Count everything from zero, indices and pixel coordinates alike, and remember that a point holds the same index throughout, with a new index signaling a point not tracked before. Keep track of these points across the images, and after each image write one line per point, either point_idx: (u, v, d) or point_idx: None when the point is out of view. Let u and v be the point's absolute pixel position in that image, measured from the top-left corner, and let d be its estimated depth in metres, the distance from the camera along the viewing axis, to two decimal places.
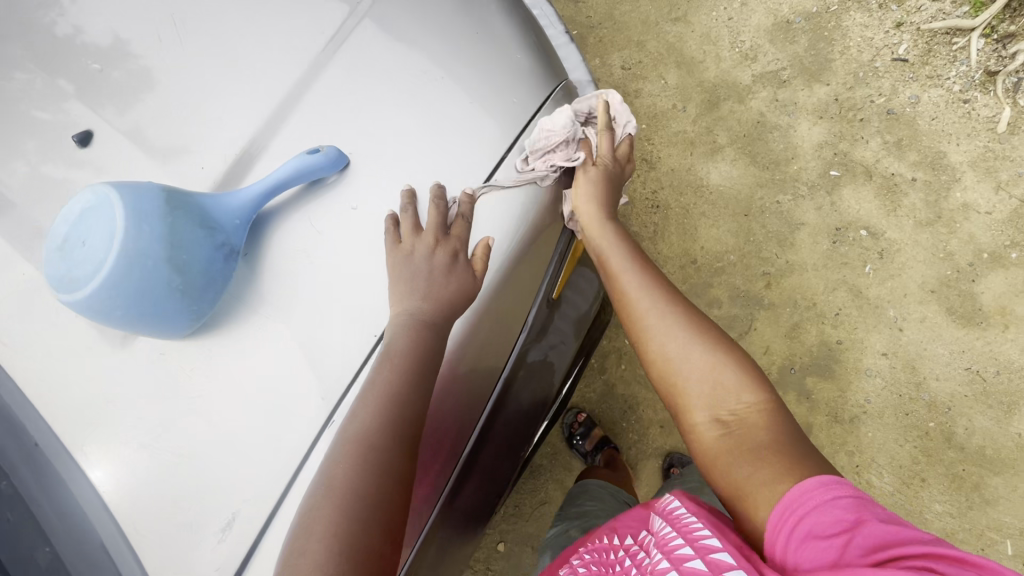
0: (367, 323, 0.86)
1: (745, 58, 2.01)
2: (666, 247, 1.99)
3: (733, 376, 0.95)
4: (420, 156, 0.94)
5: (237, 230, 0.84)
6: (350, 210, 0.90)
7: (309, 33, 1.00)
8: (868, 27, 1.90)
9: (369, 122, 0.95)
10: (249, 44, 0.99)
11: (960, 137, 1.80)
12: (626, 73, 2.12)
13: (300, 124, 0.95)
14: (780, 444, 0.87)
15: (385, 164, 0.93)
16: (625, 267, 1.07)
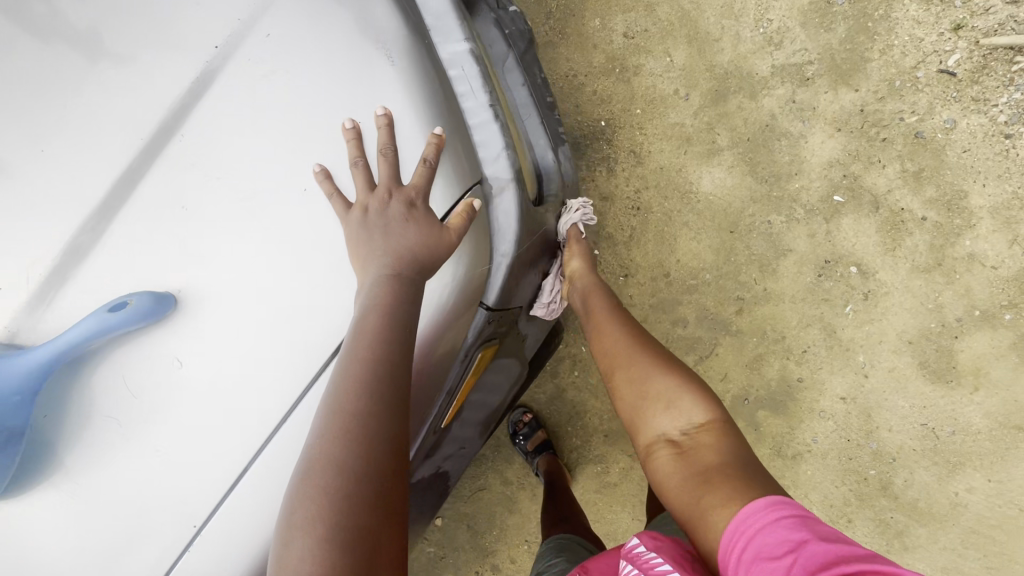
0: (192, 502, 0.77)
1: (768, 43, 1.70)
2: (640, 255, 1.83)
3: (686, 396, 1.03)
4: (271, 290, 0.77)
5: (17, 406, 0.72)
6: (174, 364, 0.76)
7: (165, 83, 0.79)
8: (920, 24, 1.58)
9: (210, 239, 0.77)
10: (90, 85, 0.78)
11: (989, 178, 1.57)
12: (627, 43, 1.81)
13: (123, 234, 0.77)
14: (729, 464, 0.91)
15: (224, 305, 0.76)
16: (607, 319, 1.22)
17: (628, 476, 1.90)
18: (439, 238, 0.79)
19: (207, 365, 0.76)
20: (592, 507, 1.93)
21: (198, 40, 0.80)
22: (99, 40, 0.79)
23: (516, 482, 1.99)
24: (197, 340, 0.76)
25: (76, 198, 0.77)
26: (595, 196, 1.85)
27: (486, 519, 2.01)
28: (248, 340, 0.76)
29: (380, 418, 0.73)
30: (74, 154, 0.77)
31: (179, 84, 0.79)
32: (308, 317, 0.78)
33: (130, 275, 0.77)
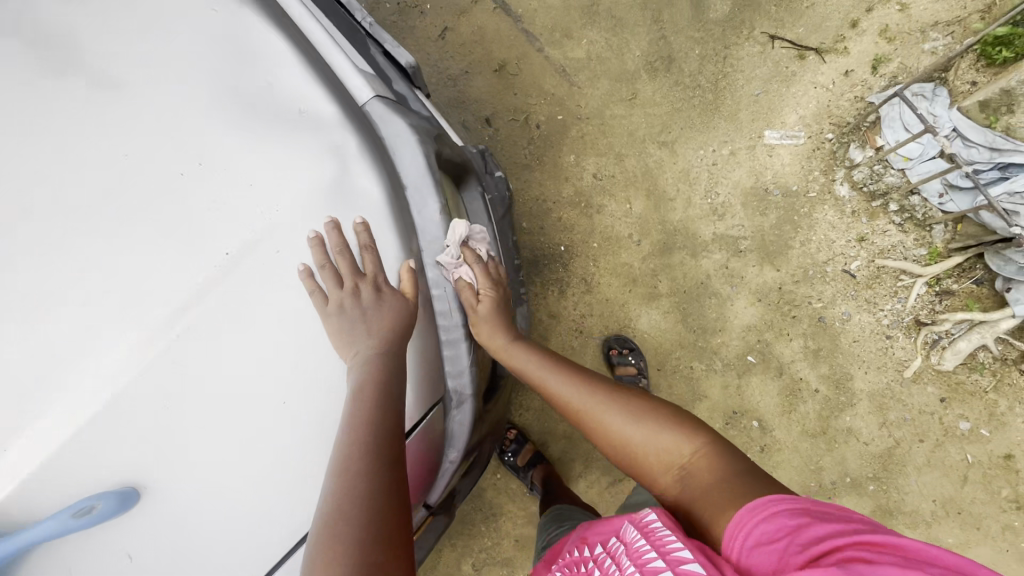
0: None
1: (712, 212, 1.94)
2: None
3: (664, 430, 1.01)
4: (232, 493, 0.87)
5: None
6: (123, 558, 0.84)
7: (175, 262, 0.87)
8: (834, 228, 1.87)
9: (187, 437, 0.85)
10: (106, 253, 0.86)
11: (870, 367, 1.85)
12: (596, 183, 1.99)
13: (94, 432, 0.82)
14: (727, 476, 0.89)
15: (183, 503, 0.85)
16: (548, 374, 1.18)
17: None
18: (401, 301, 0.98)
19: (164, 550, 0.85)
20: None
21: (207, 242, 0.88)
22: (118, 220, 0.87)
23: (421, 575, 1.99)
24: (147, 539, 0.84)
25: (54, 377, 0.81)
26: (543, 312, 1.97)
27: None
28: (206, 532, 0.86)
29: (374, 546, 0.72)
30: (65, 325, 0.83)
31: (180, 286, 0.86)
32: (264, 515, 0.89)
33: (100, 460, 0.82)
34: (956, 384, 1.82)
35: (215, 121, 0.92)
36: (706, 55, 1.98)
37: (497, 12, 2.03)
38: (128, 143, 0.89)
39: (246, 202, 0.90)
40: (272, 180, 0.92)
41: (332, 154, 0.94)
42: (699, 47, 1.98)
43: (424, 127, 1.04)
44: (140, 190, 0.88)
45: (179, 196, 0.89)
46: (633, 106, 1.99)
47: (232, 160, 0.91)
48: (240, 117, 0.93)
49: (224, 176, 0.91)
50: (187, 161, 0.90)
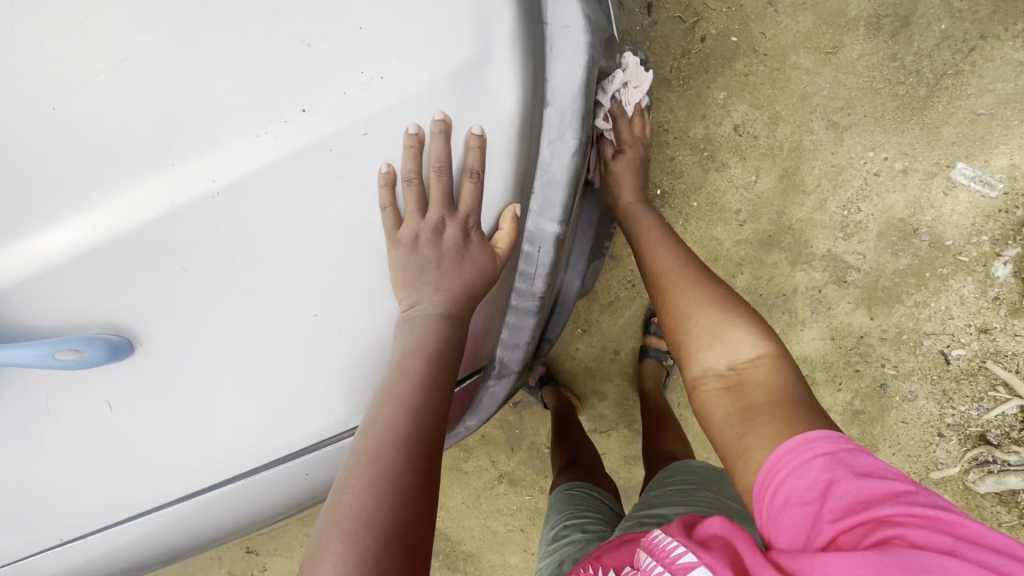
0: (71, 495, 0.84)
1: (840, 227, 1.65)
2: (608, 322, 1.85)
3: (735, 326, 0.95)
4: (235, 379, 0.80)
5: None
6: (103, 406, 0.78)
7: (236, 96, 0.71)
8: (962, 303, 1.61)
9: (199, 309, 0.76)
10: (158, 49, 0.69)
11: (901, 451, 1.72)
12: (732, 136, 1.66)
13: (105, 264, 0.72)
14: (782, 396, 0.83)
15: (178, 368, 0.78)
16: (660, 242, 1.18)
17: (479, 473, 2.03)
18: (486, 255, 0.82)
19: (144, 414, 0.80)
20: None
21: (287, 93, 0.71)
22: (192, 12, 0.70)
23: None
24: (129, 392, 0.78)
25: (73, 185, 0.70)
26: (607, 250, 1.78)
27: None
28: (193, 410, 0.81)
29: (387, 561, 0.62)
30: (92, 118, 0.69)
31: (240, 137, 0.72)
32: (255, 416, 0.83)
33: (102, 298, 0.73)
34: (974, 504, 1.68)
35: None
36: (949, 37, 1.53)
37: None
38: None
39: (351, 54, 0.72)
40: (393, 37, 0.72)
41: (476, 25, 0.74)
42: (947, 23, 1.53)
43: (597, 20, 0.85)
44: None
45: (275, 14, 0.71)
46: (825, 64, 1.59)
47: None
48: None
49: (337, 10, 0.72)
50: None
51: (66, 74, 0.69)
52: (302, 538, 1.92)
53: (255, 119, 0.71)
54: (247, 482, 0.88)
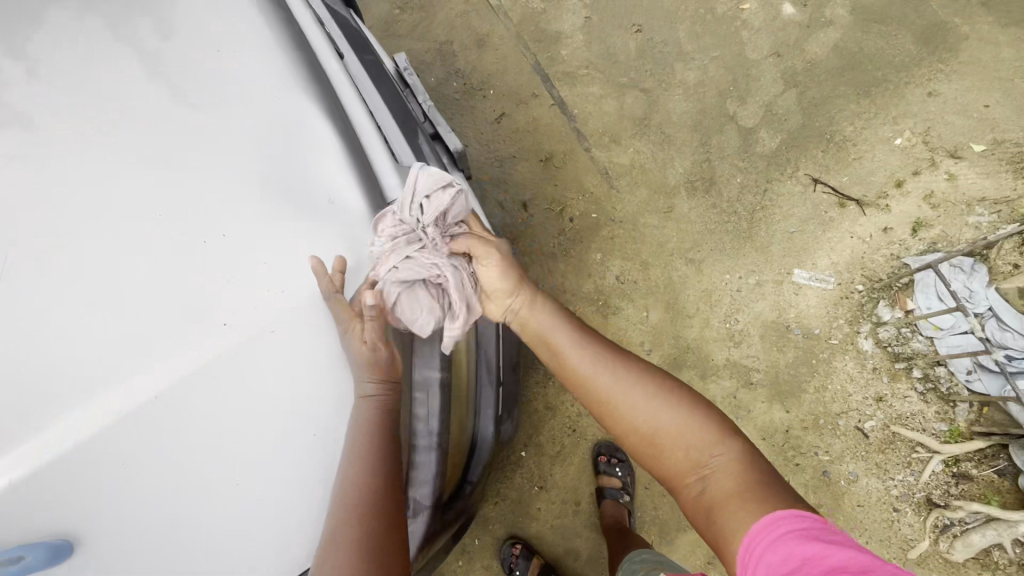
0: None
1: (729, 338, 1.91)
2: (561, 473, 1.90)
3: (678, 418, 0.99)
4: (172, 550, 0.90)
5: None
6: None
7: (163, 326, 0.88)
8: (852, 380, 1.82)
9: (116, 525, 0.87)
10: (103, 304, 0.88)
11: (871, 537, 1.73)
12: (616, 285, 2.00)
13: (44, 481, 0.82)
14: (742, 482, 0.90)
15: (114, 555, 0.87)
16: (576, 346, 1.12)
17: None
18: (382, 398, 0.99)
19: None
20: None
21: (174, 337, 0.88)
22: (98, 284, 0.88)
23: None
24: None
25: (22, 419, 0.83)
26: (541, 402, 1.92)
27: None
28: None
29: None
30: (51, 365, 0.85)
31: (134, 380, 0.86)
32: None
33: (47, 510, 0.83)
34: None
35: (237, 196, 0.96)
36: (747, 185, 2.03)
37: (554, 107, 2.17)
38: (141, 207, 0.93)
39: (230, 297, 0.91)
40: (268, 275, 0.93)
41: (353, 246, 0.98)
42: (741, 176, 2.04)
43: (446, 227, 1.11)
44: (132, 257, 0.90)
45: (170, 271, 0.91)
46: (667, 220, 2.03)
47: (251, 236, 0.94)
48: (258, 199, 0.96)
49: (218, 262, 0.92)
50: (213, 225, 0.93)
51: (30, 337, 0.85)
52: None
53: (147, 364, 0.86)
54: None
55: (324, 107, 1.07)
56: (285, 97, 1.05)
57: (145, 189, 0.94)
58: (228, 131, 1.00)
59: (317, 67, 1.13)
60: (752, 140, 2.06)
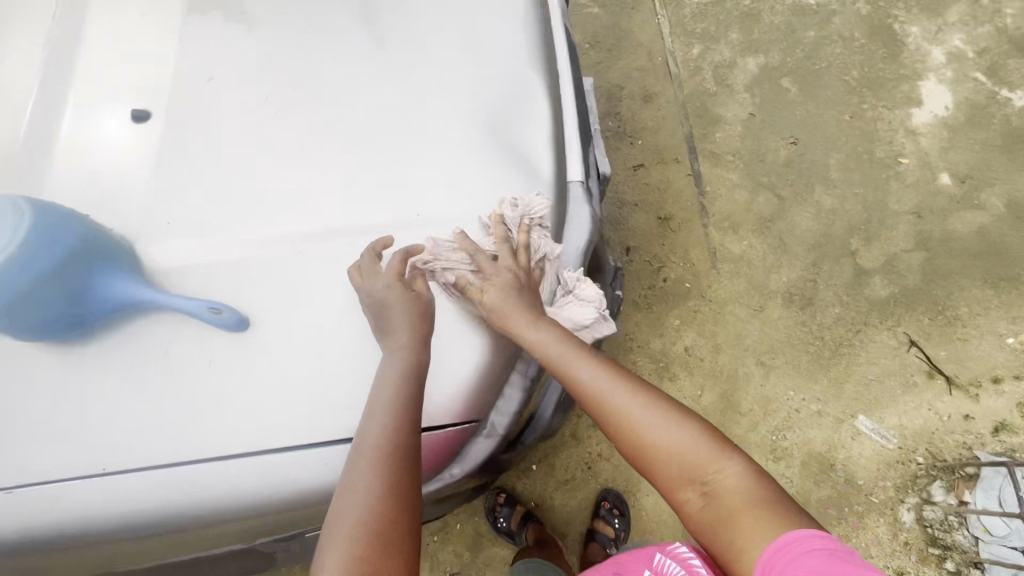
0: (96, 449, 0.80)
1: (771, 450, 1.91)
2: (560, 499, 1.94)
3: (683, 440, 0.95)
4: (300, 373, 0.83)
5: (106, 299, 0.78)
6: (194, 365, 0.82)
7: (401, 169, 0.91)
8: (877, 544, 1.78)
9: (263, 323, 0.83)
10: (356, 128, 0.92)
11: None
12: (683, 356, 2.05)
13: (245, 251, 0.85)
14: (753, 497, 0.88)
15: (257, 350, 0.83)
16: (579, 360, 0.98)
17: None
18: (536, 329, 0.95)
19: (108, 434, 0.81)
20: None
21: (336, 207, 0.88)
22: (295, 128, 0.91)
23: None
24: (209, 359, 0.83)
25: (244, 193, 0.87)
26: (568, 429, 1.95)
27: None
28: (147, 443, 0.81)
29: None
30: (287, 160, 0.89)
31: (286, 226, 0.86)
32: (193, 469, 0.81)
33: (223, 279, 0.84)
34: None
35: (443, 107, 0.96)
36: (843, 318, 2.05)
37: (690, 178, 2.29)
38: (363, 76, 0.94)
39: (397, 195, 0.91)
40: (437, 190, 0.92)
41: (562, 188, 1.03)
42: (840, 308, 2.07)
43: None
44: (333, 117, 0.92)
45: (356, 144, 0.91)
46: (755, 318, 2.08)
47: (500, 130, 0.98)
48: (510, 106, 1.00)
49: (402, 157, 0.92)
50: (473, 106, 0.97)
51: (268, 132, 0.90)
52: None
53: (301, 217, 0.87)
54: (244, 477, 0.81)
55: (545, 68, 1.07)
56: (516, 42, 1.06)
57: (369, 64, 0.97)
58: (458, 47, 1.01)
59: (550, 29, 1.13)
60: (863, 281, 2.09)
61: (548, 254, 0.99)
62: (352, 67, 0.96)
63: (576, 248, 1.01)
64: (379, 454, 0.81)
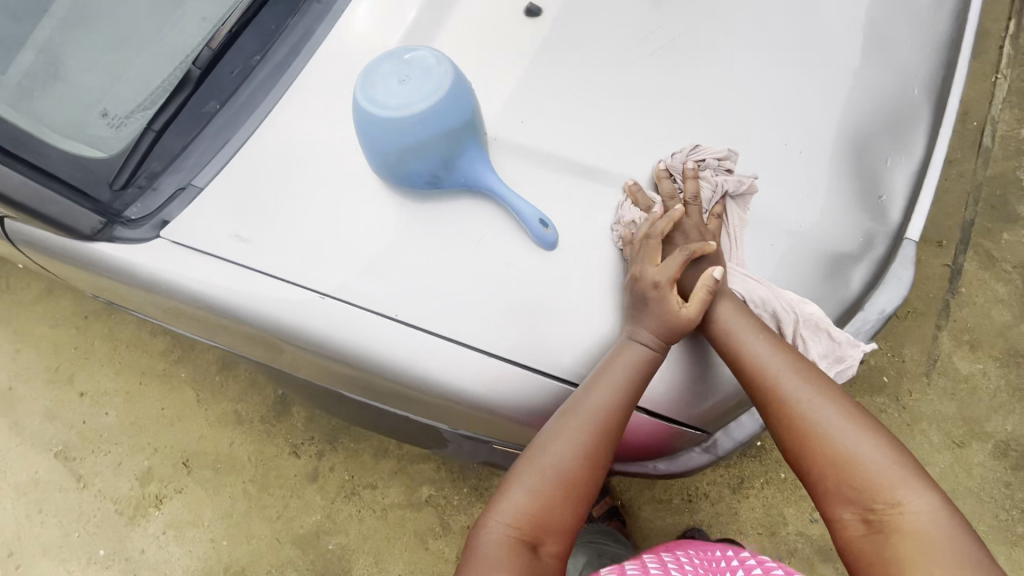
0: (370, 299, 0.78)
1: None
2: (646, 515, 1.72)
3: (862, 459, 0.74)
4: (586, 317, 0.78)
5: (455, 178, 0.75)
6: (498, 263, 0.78)
7: (758, 155, 0.83)
8: None
9: (575, 255, 0.79)
10: (732, 94, 0.84)
11: None
12: None
13: (582, 173, 0.81)
14: (948, 551, 0.68)
15: (554, 277, 0.78)
16: (753, 337, 0.78)
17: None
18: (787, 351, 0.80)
19: (387, 283, 0.78)
20: (375, 544, 1.67)
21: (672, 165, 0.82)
22: (664, 71, 0.85)
23: (354, 484, 1.71)
24: (511, 268, 0.78)
25: (599, 113, 0.83)
26: None
27: (296, 441, 1.75)
28: (411, 310, 0.78)
29: (555, 535, 0.76)
30: (649, 97, 0.84)
31: (624, 164, 0.82)
32: (442, 348, 0.77)
33: (551, 189, 0.81)
34: None
35: (817, 109, 0.85)
36: None
37: (946, 269, 1.93)
38: (760, 44, 0.86)
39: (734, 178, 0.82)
40: (778, 190, 0.82)
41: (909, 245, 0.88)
42: None
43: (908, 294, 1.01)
44: (706, 74, 0.85)
45: (716, 114, 0.84)
46: (949, 449, 1.77)
47: (875, 155, 0.85)
48: (895, 130, 0.87)
49: (755, 144, 0.83)
50: (860, 118, 0.85)
51: (640, 62, 0.85)
52: (236, 511, 1.70)
53: (634, 163, 0.82)
54: (492, 394, 0.78)
55: (935, 105, 0.91)
56: (916, 64, 0.90)
57: (760, 31, 0.87)
58: (856, 46, 0.88)
59: (957, 59, 0.94)
60: None
61: (728, 193, 0.83)
62: (744, 27, 0.87)
63: (882, 313, 0.85)
64: (591, 421, 0.75)
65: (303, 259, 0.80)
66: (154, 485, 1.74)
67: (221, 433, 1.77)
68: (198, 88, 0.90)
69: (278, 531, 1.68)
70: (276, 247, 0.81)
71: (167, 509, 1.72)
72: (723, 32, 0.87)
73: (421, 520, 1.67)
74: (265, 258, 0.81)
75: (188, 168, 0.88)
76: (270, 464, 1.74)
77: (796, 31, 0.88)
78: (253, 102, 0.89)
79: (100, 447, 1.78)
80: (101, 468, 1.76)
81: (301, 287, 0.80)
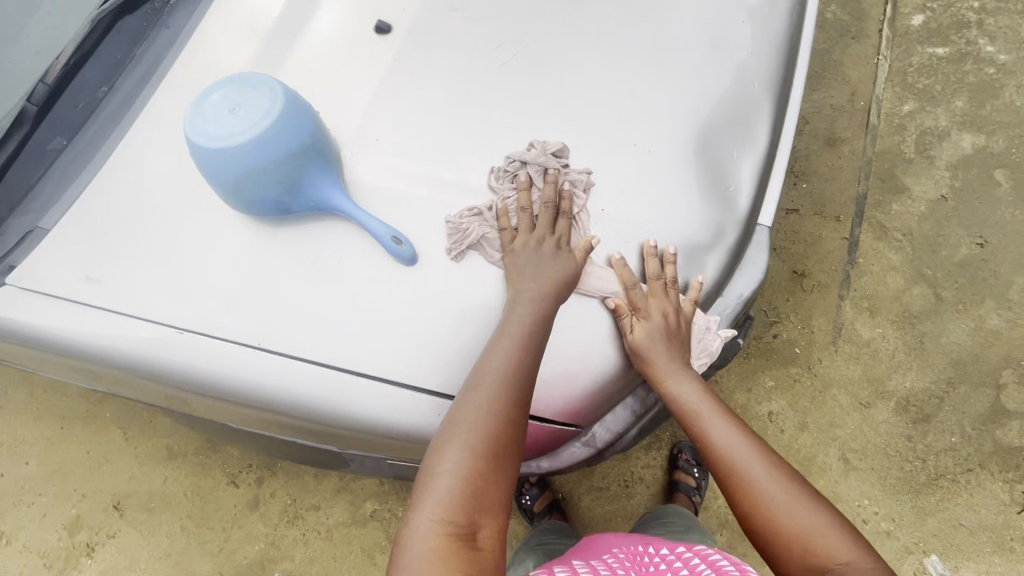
0: (227, 329, 0.78)
1: None
2: (582, 505, 1.75)
3: (816, 528, 0.77)
4: (447, 327, 0.79)
5: (302, 203, 0.76)
6: (355, 281, 0.79)
7: (605, 154, 0.86)
8: None
9: (432, 267, 0.80)
10: (578, 98, 0.88)
11: None
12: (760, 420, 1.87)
13: (436, 186, 0.83)
14: None
15: (412, 290, 0.79)
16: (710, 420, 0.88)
17: None
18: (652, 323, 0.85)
19: (243, 311, 0.78)
20: (322, 565, 1.63)
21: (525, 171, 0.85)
22: (514, 81, 0.88)
23: (288, 509, 1.66)
24: (368, 285, 0.79)
25: (451, 125, 0.85)
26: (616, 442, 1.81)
27: (222, 475, 1.69)
28: (272, 336, 0.78)
29: (490, 512, 0.68)
30: (500, 107, 0.86)
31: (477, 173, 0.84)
32: (305, 373, 0.78)
33: (406, 202, 0.82)
34: None
35: (658, 106, 0.89)
36: (955, 451, 1.81)
37: (845, 243, 2.00)
38: (604, 49, 0.90)
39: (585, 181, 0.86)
40: (627, 188, 0.86)
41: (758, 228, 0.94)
42: (957, 439, 1.81)
43: None
44: (551, 86, 0.88)
45: (563, 119, 0.87)
46: (855, 411, 1.85)
47: (718, 147, 0.90)
48: (734, 121, 0.92)
49: (602, 148, 0.86)
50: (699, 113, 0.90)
51: (488, 72, 0.87)
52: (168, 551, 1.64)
53: (487, 174, 0.85)
54: (359, 411, 0.78)
55: (773, 94, 0.96)
56: (751, 59, 0.95)
57: (603, 36, 0.91)
58: (692, 47, 0.93)
59: (792, 49, 1.00)
60: (998, 420, 1.82)
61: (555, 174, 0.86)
62: (587, 33, 0.91)
63: (740, 297, 0.90)
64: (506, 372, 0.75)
65: (156, 293, 0.78)
66: (84, 534, 1.65)
67: (153, 470, 1.69)
68: (40, 124, 0.86)
69: (222, 564, 1.63)
70: (126, 283, 0.79)
71: (100, 556, 1.64)
72: (567, 39, 0.90)
73: (367, 536, 1.64)
74: (117, 296, 0.79)
75: (37, 209, 0.84)
76: (208, 498, 1.67)
77: (636, 33, 0.92)
78: (101, 136, 0.86)
79: (23, 499, 1.69)
80: (21, 522, 1.67)
81: (156, 323, 0.78)
